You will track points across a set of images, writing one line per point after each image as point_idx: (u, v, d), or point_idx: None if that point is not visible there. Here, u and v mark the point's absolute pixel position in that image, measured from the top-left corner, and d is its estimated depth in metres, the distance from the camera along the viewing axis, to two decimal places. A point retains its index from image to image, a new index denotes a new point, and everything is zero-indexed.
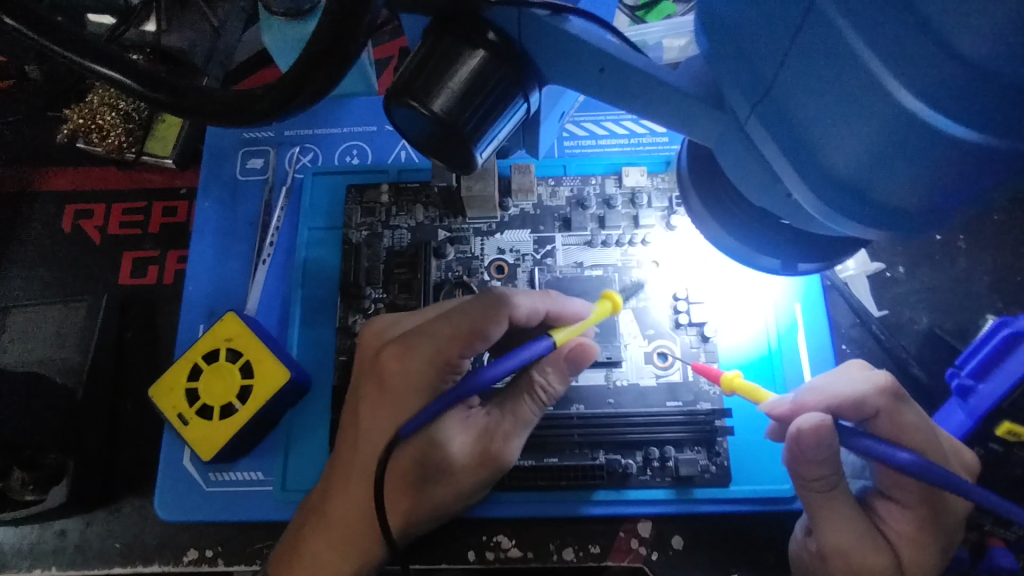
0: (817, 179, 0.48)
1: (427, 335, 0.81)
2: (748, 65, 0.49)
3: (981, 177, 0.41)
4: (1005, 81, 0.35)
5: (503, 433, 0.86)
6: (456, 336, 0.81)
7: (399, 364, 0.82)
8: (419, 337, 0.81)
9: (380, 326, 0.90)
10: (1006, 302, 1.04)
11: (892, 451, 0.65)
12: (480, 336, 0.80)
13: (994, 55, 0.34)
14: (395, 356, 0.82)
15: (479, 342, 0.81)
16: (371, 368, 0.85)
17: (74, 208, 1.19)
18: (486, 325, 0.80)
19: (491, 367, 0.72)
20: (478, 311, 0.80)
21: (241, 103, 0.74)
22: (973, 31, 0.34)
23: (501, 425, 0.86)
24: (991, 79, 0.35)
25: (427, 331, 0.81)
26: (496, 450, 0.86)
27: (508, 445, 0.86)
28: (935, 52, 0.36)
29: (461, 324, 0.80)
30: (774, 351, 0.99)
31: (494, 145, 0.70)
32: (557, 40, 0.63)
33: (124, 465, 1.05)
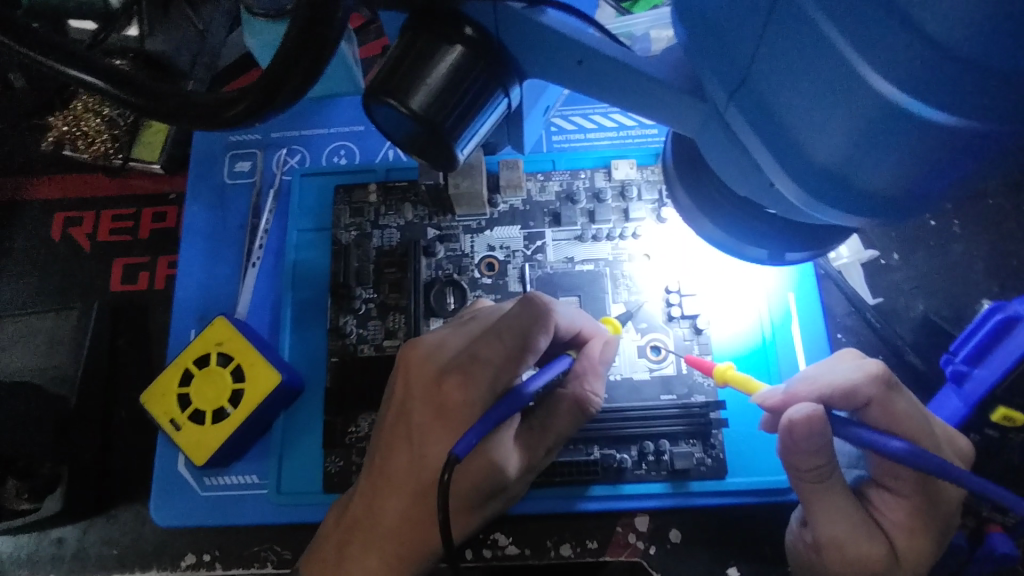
0: (799, 167, 0.47)
1: (487, 357, 0.72)
2: (725, 53, 0.48)
3: (963, 160, 0.40)
4: (977, 65, 0.34)
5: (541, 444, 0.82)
6: (508, 357, 0.72)
7: (459, 388, 0.71)
8: (477, 359, 0.72)
9: (418, 350, 0.77)
10: (1003, 286, 1.03)
11: (883, 440, 0.64)
12: (535, 352, 0.73)
13: (959, 40, 0.33)
14: (455, 385, 0.72)
15: (527, 356, 0.72)
16: (423, 402, 0.73)
17: (64, 216, 1.18)
18: (537, 335, 0.72)
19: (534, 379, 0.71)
20: (532, 324, 0.73)
21: (219, 106, 0.73)
22: (937, 13, 0.33)
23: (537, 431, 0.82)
24: (961, 64, 0.34)
25: (484, 352, 0.72)
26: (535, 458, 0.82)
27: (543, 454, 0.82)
28: (902, 38, 0.35)
29: (511, 335, 0.72)
30: (768, 342, 0.98)
31: (476, 141, 0.69)
32: (536, 34, 0.62)
33: (120, 473, 1.05)
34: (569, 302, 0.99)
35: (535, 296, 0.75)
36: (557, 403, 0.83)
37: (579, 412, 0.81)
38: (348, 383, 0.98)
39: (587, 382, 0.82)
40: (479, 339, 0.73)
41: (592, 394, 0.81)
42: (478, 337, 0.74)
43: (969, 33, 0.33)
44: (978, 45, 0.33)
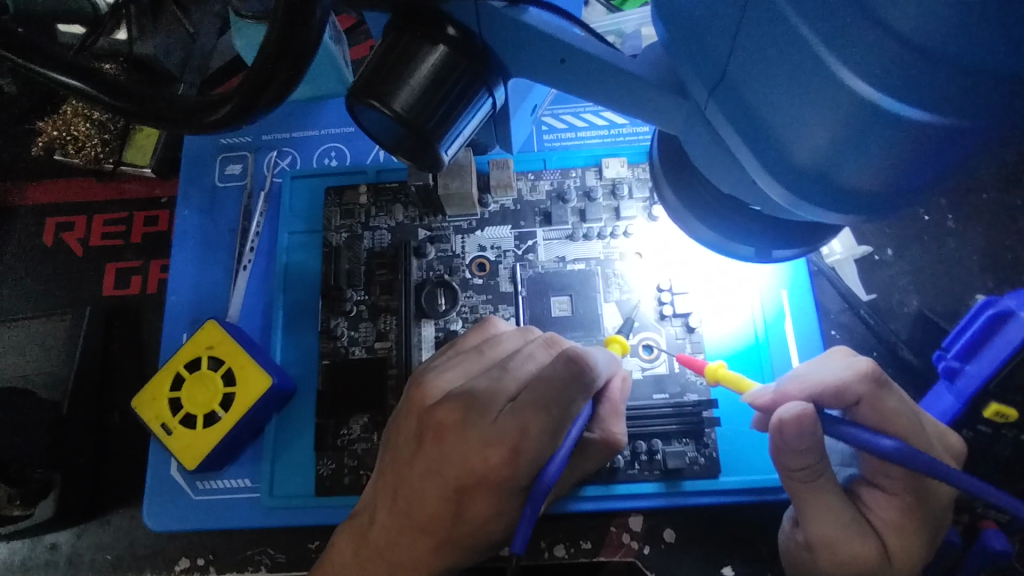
0: (778, 165, 0.46)
1: (535, 431, 0.66)
2: (703, 50, 0.48)
3: (941, 156, 0.39)
4: (943, 61, 0.33)
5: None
6: (557, 428, 0.67)
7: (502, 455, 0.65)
8: (524, 433, 0.65)
9: (452, 412, 0.68)
10: (997, 281, 1.03)
11: (874, 439, 0.63)
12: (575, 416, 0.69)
13: (924, 35, 0.33)
14: (498, 458, 0.65)
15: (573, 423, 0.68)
16: (457, 463, 0.66)
17: (55, 221, 1.18)
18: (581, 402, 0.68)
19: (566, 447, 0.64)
20: (578, 388, 0.68)
21: (203, 108, 0.73)
22: (904, 9, 0.32)
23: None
24: (931, 61, 0.34)
25: (531, 424, 0.66)
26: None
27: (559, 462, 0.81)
28: (870, 35, 0.35)
29: (557, 402, 0.67)
30: (761, 341, 0.98)
31: (461, 141, 0.69)
32: (516, 33, 0.62)
33: (113, 477, 1.05)
34: (560, 302, 0.99)
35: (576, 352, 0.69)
36: (588, 445, 0.84)
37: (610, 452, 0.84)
38: (341, 386, 0.98)
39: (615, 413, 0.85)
40: (524, 408, 0.66)
41: (620, 434, 0.84)
42: (521, 402, 0.67)
43: (936, 31, 0.32)
44: (948, 43, 0.32)
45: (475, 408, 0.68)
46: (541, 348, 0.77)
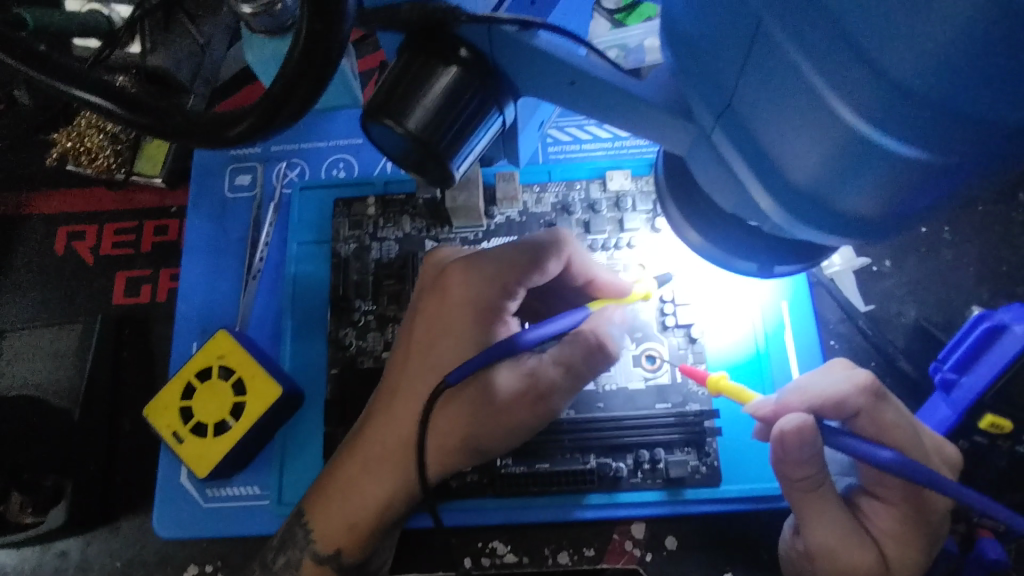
0: (780, 189, 0.48)
1: (452, 281, 0.87)
2: (709, 77, 0.50)
3: (936, 186, 0.41)
4: (933, 103, 0.36)
5: (552, 385, 0.82)
6: (468, 289, 0.85)
7: (462, 280, 0.86)
8: (447, 283, 0.87)
9: (438, 269, 0.89)
10: (993, 293, 1.05)
11: (873, 449, 0.66)
12: (507, 288, 0.85)
13: (918, 77, 0.35)
14: (459, 273, 0.86)
15: (500, 292, 0.85)
16: (434, 289, 0.88)
17: (66, 231, 1.20)
18: (507, 276, 0.84)
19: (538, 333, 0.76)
20: (501, 270, 0.85)
21: (220, 124, 0.75)
22: (899, 55, 0.35)
23: (551, 377, 0.82)
24: (924, 104, 0.36)
25: (455, 279, 0.86)
26: (545, 402, 0.82)
27: (556, 396, 0.83)
28: (867, 76, 0.37)
29: (483, 268, 0.85)
30: (761, 351, 1.00)
31: (472, 158, 0.71)
32: (526, 55, 0.64)
33: (122, 485, 1.06)
34: None
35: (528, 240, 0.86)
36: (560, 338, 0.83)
37: (579, 351, 0.81)
38: (349, 394, 0.99)
39: (591, 329, 0.82)
40: (455, 272, 0.87)
41: (597, 343, 0.81)
42: (460, 267, 0.87)
43: (929, 76, 0.35)
44: (940, 88, 0.35)
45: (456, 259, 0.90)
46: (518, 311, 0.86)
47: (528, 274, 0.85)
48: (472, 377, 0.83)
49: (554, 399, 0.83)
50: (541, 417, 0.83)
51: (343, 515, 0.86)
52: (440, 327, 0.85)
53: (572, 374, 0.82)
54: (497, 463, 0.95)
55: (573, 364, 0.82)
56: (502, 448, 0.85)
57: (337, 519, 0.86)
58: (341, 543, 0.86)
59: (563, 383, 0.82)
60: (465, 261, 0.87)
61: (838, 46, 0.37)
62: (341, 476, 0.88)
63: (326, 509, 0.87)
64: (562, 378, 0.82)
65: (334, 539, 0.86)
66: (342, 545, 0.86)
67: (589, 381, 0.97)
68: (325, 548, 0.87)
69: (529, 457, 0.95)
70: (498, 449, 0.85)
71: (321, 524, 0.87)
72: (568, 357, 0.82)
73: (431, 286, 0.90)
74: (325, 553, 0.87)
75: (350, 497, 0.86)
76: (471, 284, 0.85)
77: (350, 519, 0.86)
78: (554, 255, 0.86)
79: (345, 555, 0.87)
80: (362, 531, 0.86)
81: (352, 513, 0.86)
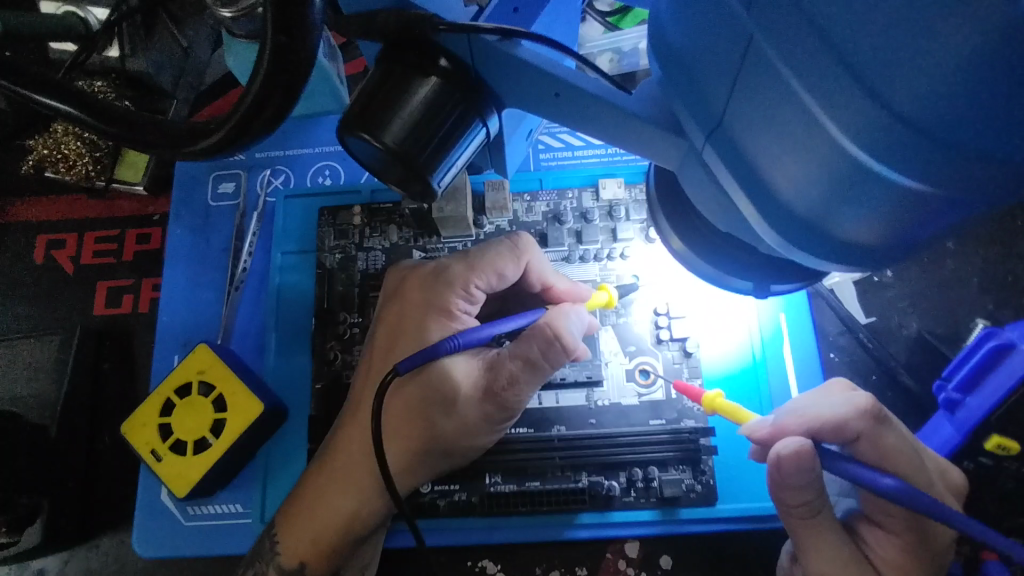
0: (774, 214, 0.45)
1: (410, 286, 0.88)
2: (700, 94, 0.47)
3: (940, 217, 0.38)
4: (938, 136, 0.32)
5: (512, 378, 0.81)
6: (427, 297, 0.87)
7: (419, 288, 0.88)
8: (405, 289, 0.89)
9: (397, 277, 0.91)
10: (997, 304, 1.01)
11: (874, 477, 0.63)
12: (465, 292, 0.87)
13: (923, 107, 0.32)
14: (417, 282, 0.88)
15: (457, 294, 0.86)
16: (395, 296, 0.89)
17: (46, 239, 1.17)
18: (461, 280, 0.86)
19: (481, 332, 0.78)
20: (457, 274, 0.86)
21: (193, 135, 0.72)
22: (901, 85, 0.32)
23: (510, 370, 0.81)
24: (928, 138, 0.33)
25: (412, 285, 0.88)
26: (506, 395, 0.82)
27: (517, 388, 0.82)
28: (866, 105, 0.34)
29: (441, 273, 0.87)
30: (758, 365, 0.97)
31: (454, 171, 0.67)
32: (509, 66, 0.61)
33: (102, 501, 1.04)
34: None
35: (486, 244, 0.88)
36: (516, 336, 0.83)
37: (539, 342, 0.79)
38: (334, 410, 0.96)
39: (545, 322, 0.79)
40: (414, 278, 0.89)
41: (557, 333, 0.79)
42: (419, 272, 0.89)
43: (935, 107, 0.31)
44: (946, 121, 0.32)
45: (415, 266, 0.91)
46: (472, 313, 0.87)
47: (485, 275, 0.86)
48: (424, 381, 0.83)
49: (515, 392, 0.82)
50: (503, 411, 0.83)
51: (308, 527, 0.84)
52: (403, 333, 0.86)
53: (531, 366, 0.81)
54: (486, 482, 0.92)
55: (530, 357, 0.80)
56: (469, 444, 0.85)
57: (301, 529, 0.84)
58: (305, 556, 0.84)
59: (523, 376, 0.81)
60: (424, 268, 0.89)
61: (835, 71, 0.34)
62: (323, 497, 0.85)
63: (292, 522, 0.85)
64: (520, 371, 0.81)
65: (297, 552, 0.84)
66: (306, 559, 0.84)
67: (581, 396, 0.94)
68: (289, 561, 0.84)
69: (518, 475, 0.92)
70: (466, 446, 0.85)
71: (286, 537, 0.84)
72: (523, 351, 0.80)
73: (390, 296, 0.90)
74: (288, 567, 0.84)
75: (319, 511, 0.84)
76: (428, 289, 0.87)
77: (315, 531, 0.84)
78: (509, 259, 0.87)
79: (309, 570, 0.84)
80: (326, 544, 0.84)
81: (319, 526, 0.84)
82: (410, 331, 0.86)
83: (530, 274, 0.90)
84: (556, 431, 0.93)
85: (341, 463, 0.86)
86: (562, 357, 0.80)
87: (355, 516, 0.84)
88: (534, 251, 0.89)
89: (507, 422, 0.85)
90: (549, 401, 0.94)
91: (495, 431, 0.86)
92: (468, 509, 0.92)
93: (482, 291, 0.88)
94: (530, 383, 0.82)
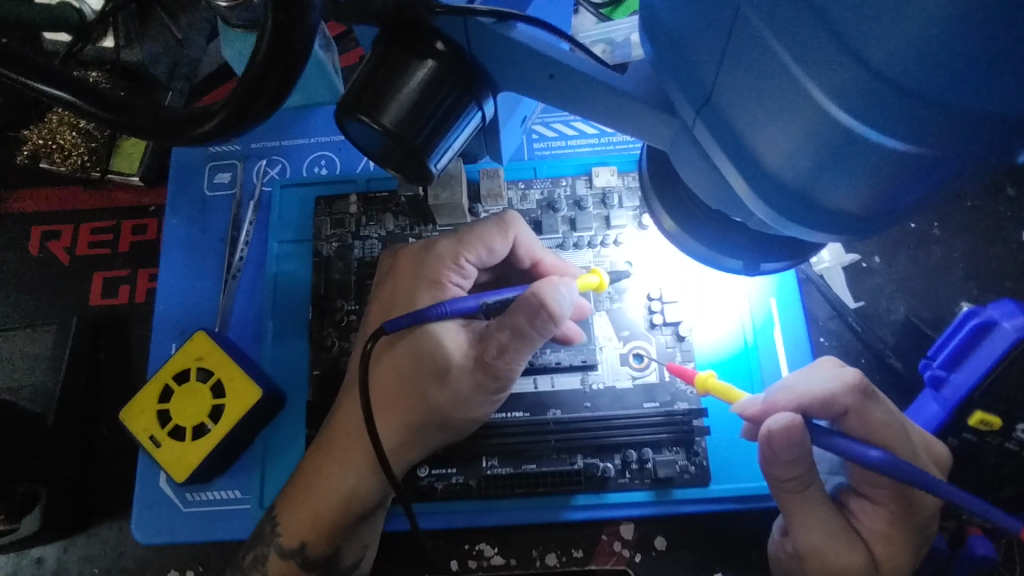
0: (765, 187, 0.47)
1: (402, 263, 0.89)
2: (690, 71, 0.48)
3: (923, 180, 0.40)
4: (921, 94, 0.34)
5: (501, 348, 0.82)
6: (419, 276, 0.87)
7: (410, 266, 0.88)
8: (397, 266, 0.90)
9: (389, 258, 0.92)
10: (981, 288, 1.04)
11: (862, 450, 0.65)
12: (455, 266, 0.88)
13: (905, 67, 0.33)
14: (408, 260, 0.89)
15: (448, 269, 0.88)
16: (388, 275, 0.90)
17: (41, 230, 1.17)
18: (451, 255, 0.87)
19: (467, 299, 0.80)
20: (446, 250, 0.88)
21: (191, 120, 0.72)
22: (883, 45, 0.33)
23: (499, 341, 0.82)
24: (911, 95, 0.34)
25: (403, 263, 0.89)
26: (496, 365, 0.83)
27: (506, 358, 0.82)
28: (850, 69, 0.35)
29: (431, 250, 0.88)
30: (750, 348, 0.98)
31: (451, 154, 0.69)
32: (504, 47, 0.62)
33: (101, 489, 1.04)
34: None
35: (477, 221, 0.89)
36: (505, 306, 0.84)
37: (525, 312, 0.78)
38: (332, 396, 0.97)
39: (530, 292, 0.78)
40: (405, 255, 0.90)
41: (542, 302, 0.78)
42: (410, 249, 0.90)
43: (915, 66, 0.33)
44: (927, 79, 0.33)
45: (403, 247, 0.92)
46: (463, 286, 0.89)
47: (475, 250, 0.88)
48: (416, 352, 0.85)
49: (505, 361, 0.83)
50: (495, 381, 0.84)
51: (306, 508, 0.85)
52: (395, 309, 0.87)
53: (519, 336, 0.81)
54: (483, 465, 0.93)
55: (517, 327, 0.80)
56: (464, 416, 0.86)
57: (301, 510, 0.85)
58: (306, 537, 0.85)
59: (512, 345, 0.82)
60: (414, 246, 0.90)
61: (819, 35, 0.36)
62: (323, 479, 0.86)
63: (291, 503, 0.86)
64: (509, 341, 0.81)
65: (298, 532, 0.85)
66: (306, 539, 0.85)
67: (575, 379, 0.96)
68: (289, 541, 0.85)
69: (515, 458, 0.93)
70: (463, 418, 0.87)
71: (285, 518, 0.86)
72: (511, 322, 0.80)
73: (384, 275, 0.91)
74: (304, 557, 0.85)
75: (317, 488, 0.85)
76: (418, 264, 0.88)
77: (315, 510, 0.85)
78: (496, 234, 0.88)
79: (309, 549, 0.85)
80: (329, 527, 0.85)
81: (318, 505, 0.85)
82: (401, 307, 0.87)
83: (520, 248, 0.91)
84: (552, 413, 0.94)
85: (340, 447, 0.87)
86: (549, 326, 0.79)
87: (355, 497, 0.85)
88: (522, 228, 0.90)
89: (499, 393, 0.86)
90: (544, 385, 0.96)
91: (488, 402, 0.87)
92: (465, 491, 0.93)
93: (474, 265, 0.89)
94: (520, 353, 0.82)
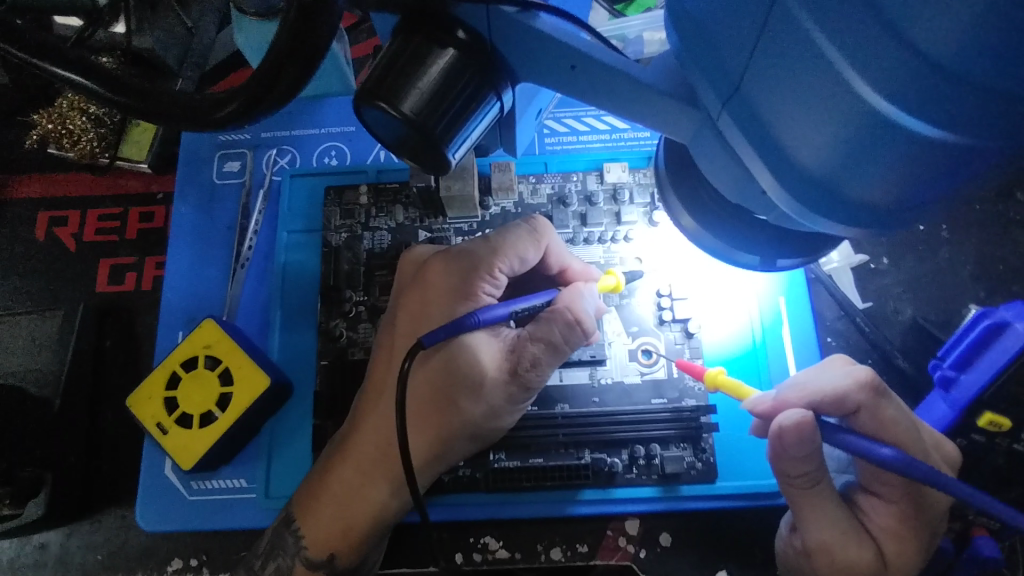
0: (790, 177, 0.47)
1: (433, 272, 0.89)
2: (719, 61, 0.48)
3: (951, 173, 0.40)
4: (965, 80, 0.34)
5: (534, 359, 0.84)
6: (452, 287, 0.87)
7: (439, 273, 0.88)
8: (427, 276, 0.89)
9: (413, 266, 0.92)
10: (989, 292, 1.04)
11: (873, 447, 0.64)
12: (488, 276, 0.88)
13: (950, 52, 0.33)
14: (437, 268, 0.88)
15: (479, 277, 0.87)
16: (414, 284, 0.90)
17: (48, 216, 1.16)
18: (483, 264, 0.87)
19: (504, 308, 0.79)
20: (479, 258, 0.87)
21: (207, 105, 0.72)
22: (928, 27, 0.33)
23: (533, 353, 0.84)
24: (953, 81, 0.34)
25: (433, 273, 0.88)
26: (529, 376, 0.84)
27: (539, 369, 0.84)
28: (894, 55, 0.35)
29: (461, 259, 0.88)
30: (758, 346, 0.98)
31: (468, 145, 0.69)
32: (525, 37, 0.62)
33: (104, 476, 1.04)
34: None
35: (508, 228, 0.90)
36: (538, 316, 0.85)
37: (563, 326, 0.81)
38: (339, 387, 0.97)
39: (563, 306, 0.81)
40: (434, 263, 0.89)
41: (580, 316, 0.81)
42: (438, 257, 0.89)
43: (957, 49, 0.33)
44: (973, 64, 0.33)
45: (431, 253, 0.92)
46: (492, 294, 0.89)
47: (511, 258, 0.88)
48: (447, 365, 0.86)
49: (538, 372, 0.84)
50: (526, 391, 0.86)
51: (328, 508, 0.85)
52: (428, 321, 0.87)
53: (553, 348, 0.83)
54: (490, 458, 0.93)
55: (552, 341, 0.82)
56: (496, 426, 0.87)
57: (323, 512, 0.85)
58: (328, 537, 0.85)
59: (545, 357, 0.84)
60: (446, 252, 0.89)
61: (862, 19, 0.36)
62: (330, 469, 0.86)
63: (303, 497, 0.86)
64: (542, 353, 0.83)
65: (315, 528, 0.85)
66: (327, 536, 0.85)
67: (584, 374, 0.96)
68: (307, 538, 0.85)
69: (521, 450, 0.93)
70: (494, 429, 0.87)
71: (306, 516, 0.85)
72: (545, 335, 0.82)
73: (409, 282, 0.91)
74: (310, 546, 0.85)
75: (340, 489, 0.85)
76: (451, 275, 0.87)
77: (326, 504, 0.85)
78: (530, 243, 0.89)
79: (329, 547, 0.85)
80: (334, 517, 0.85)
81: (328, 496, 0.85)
82: (434, 319, 0.87)
83: (550, 257, 0.92)
84: (561, 408, 0.94)
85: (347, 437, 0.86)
86: (583, 338, 0.82)
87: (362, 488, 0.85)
88: (552, 237, 0.91)
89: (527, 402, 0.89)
90: (553, 379, 0.96)
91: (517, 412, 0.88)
92: (470, 483, 0.93)
93: (505, 275, 0.89)
94: (553, 363, 0.85)
